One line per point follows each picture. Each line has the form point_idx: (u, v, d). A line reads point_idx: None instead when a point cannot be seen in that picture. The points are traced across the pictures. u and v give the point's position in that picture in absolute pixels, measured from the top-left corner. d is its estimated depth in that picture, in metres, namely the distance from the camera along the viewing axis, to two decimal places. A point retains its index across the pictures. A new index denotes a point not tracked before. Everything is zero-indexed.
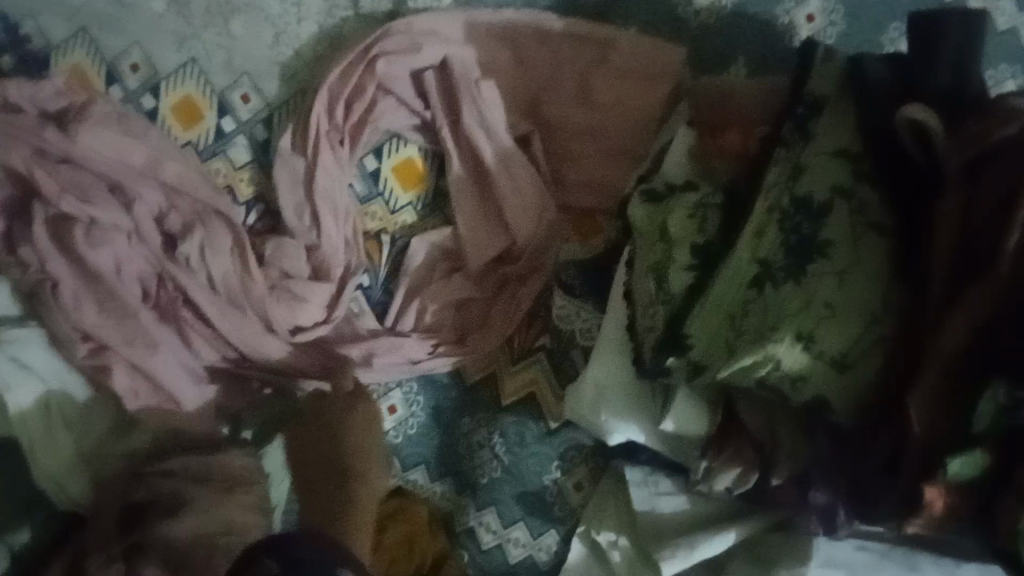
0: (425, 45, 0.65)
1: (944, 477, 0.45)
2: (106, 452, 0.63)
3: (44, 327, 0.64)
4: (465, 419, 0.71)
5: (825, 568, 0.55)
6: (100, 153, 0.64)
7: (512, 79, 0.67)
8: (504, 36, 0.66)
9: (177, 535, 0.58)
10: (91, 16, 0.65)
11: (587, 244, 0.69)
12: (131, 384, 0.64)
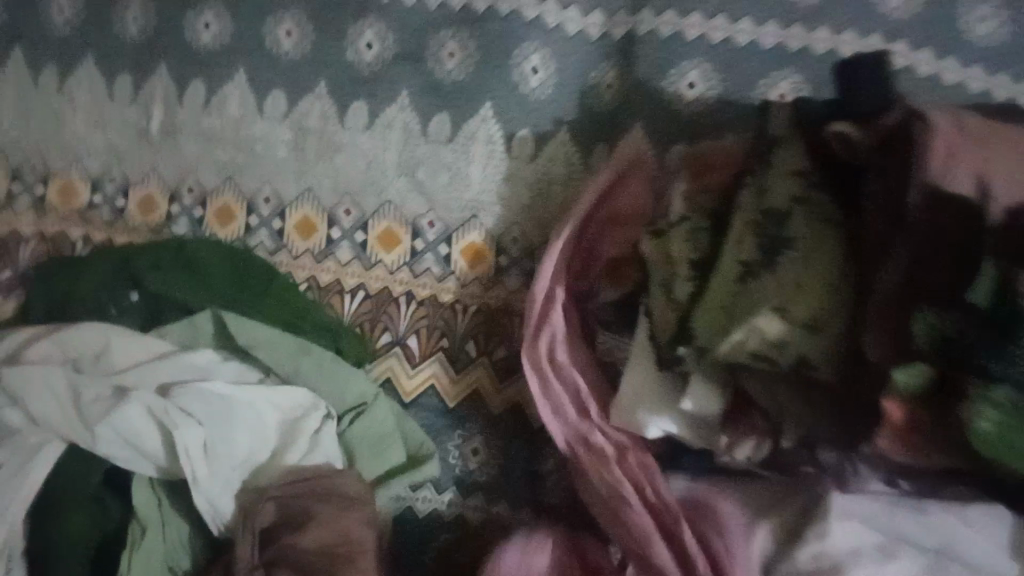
0: (469, 167, 0.88)
1: (902, 391, 0.56)
2: (258, 481, 0.78)
3: (254, 421, 0.79)
4: (540, 454, 0.84)
5: (845, 519, 0.67)
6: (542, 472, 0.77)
7: (536, 196, 0.88)
8: (536, 166, 0.88)
9: (305, 545, 0.72)
10: (235, 168, 0.92)
11: (619, 284, 0.82)
12: (301, 474, 0.77)
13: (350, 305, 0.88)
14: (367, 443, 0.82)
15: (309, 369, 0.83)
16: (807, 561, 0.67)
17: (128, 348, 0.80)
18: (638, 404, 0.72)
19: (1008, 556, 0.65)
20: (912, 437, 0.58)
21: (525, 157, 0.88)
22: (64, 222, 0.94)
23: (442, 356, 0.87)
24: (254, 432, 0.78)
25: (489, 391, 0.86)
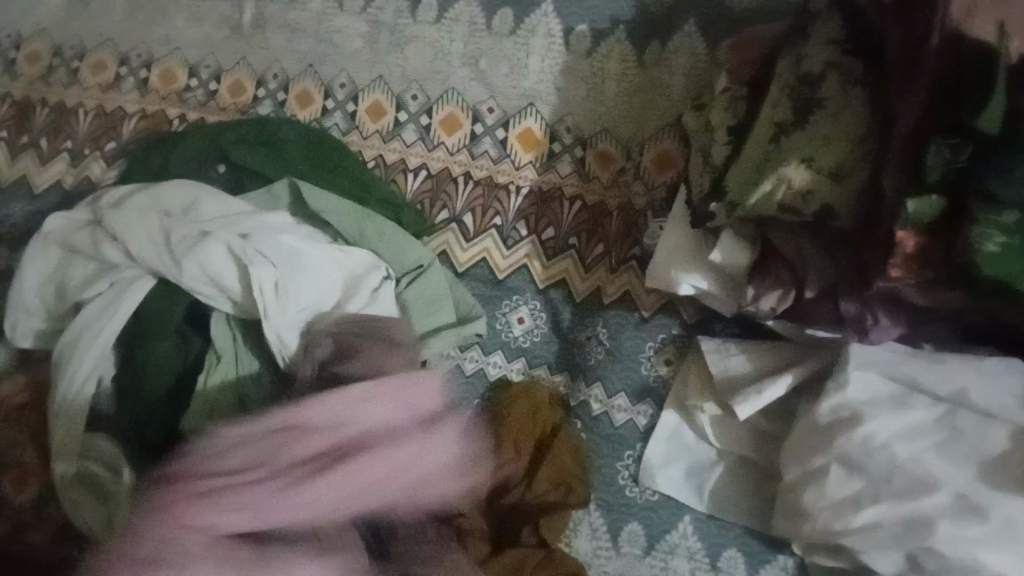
0: (529, 61, 0.96)
1: (906, 216, 0.60)
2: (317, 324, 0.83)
3: (320, 270, 0.86)
4: (579, 325, 0.89)
5: (861, 368, 0.70)
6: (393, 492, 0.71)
7: (590, 89, 0.95)
8: (591, 60, 0.96)
9: (353, 373, 0.79)
10: (316, 57, 1.00)
11: (665, 171, 0.92)
12: (354, 318, 0.83)
13: (413, 182, 0.95)
14: (424, 301, 0.89)
15: (372, 230, 0.90)
16: (829, 412, 0.70)
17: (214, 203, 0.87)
18: (671, 264, 0.77)
19: (1022, 404, 0.66)
20: (920, 264, 0.61)
21: (581, 53, 0.96)
22: (163, 102, 1.02)
23: (494, 232, 0.93)
24: (320, 280, 0.85)
25: (536, 265, 0.92)
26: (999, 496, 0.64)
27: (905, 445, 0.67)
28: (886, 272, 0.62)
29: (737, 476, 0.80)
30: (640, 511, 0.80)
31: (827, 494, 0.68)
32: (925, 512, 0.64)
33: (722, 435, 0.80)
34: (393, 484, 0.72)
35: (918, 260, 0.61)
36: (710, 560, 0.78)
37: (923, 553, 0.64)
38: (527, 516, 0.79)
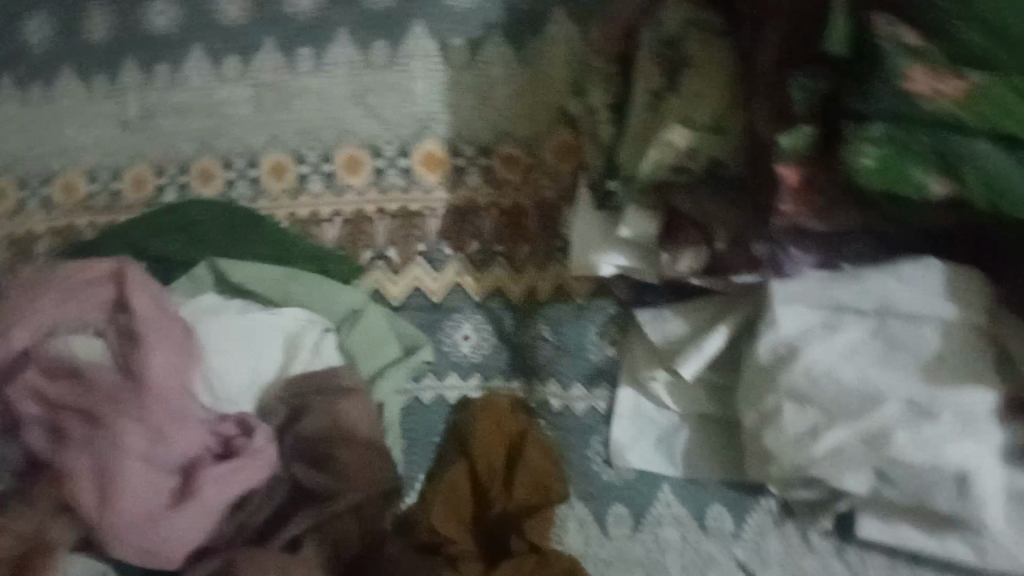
0: (413, 85, 0.97)
1: (784, 152, 0.62)
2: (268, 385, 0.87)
3: (258, 337, 0.87)
4: (522, 327, 0.90)
5: (788, 304, 0.70)
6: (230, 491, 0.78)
7: (479, 98, 0.97)
8: (472, 69, 0.97)
9: (308, 429, 0.83)
10: (208, 133, 1.01)
11: (566, 161, 0.93)
12: (301, 374, 0.86)
13: (330, 229, 0.96)
14: (366, 344, 0.89)
15: (301, 286, 0.91)
16: (768, 353, 0.70)
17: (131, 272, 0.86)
18: (588, 249, 0.78)
19: (944, 298, 0.67)
20: (807, 194, 0.64)
21: (462, 66, 0.97)
22: (71, 215, 1.01)
23: (420, 259, 0.94)
24: (260, 347, 0.87)
25: (469, 281, 0.93)
26: (942, 392, 0.66)
27: (846, 366, 0.68)
28: (777, 209, 0.64)
29: (703, 434, 0.82)
30: (622, 492, 0.82)
31: (785, 432, 0.69)
32: (879, 424, 0.66)
33: (679, 399, 0.81)
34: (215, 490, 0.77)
35: (803, 190, 0.64)
36: (698, 522, 0.79)
37: (887, 465, 0.66)
38: (513, 525, 0.80)
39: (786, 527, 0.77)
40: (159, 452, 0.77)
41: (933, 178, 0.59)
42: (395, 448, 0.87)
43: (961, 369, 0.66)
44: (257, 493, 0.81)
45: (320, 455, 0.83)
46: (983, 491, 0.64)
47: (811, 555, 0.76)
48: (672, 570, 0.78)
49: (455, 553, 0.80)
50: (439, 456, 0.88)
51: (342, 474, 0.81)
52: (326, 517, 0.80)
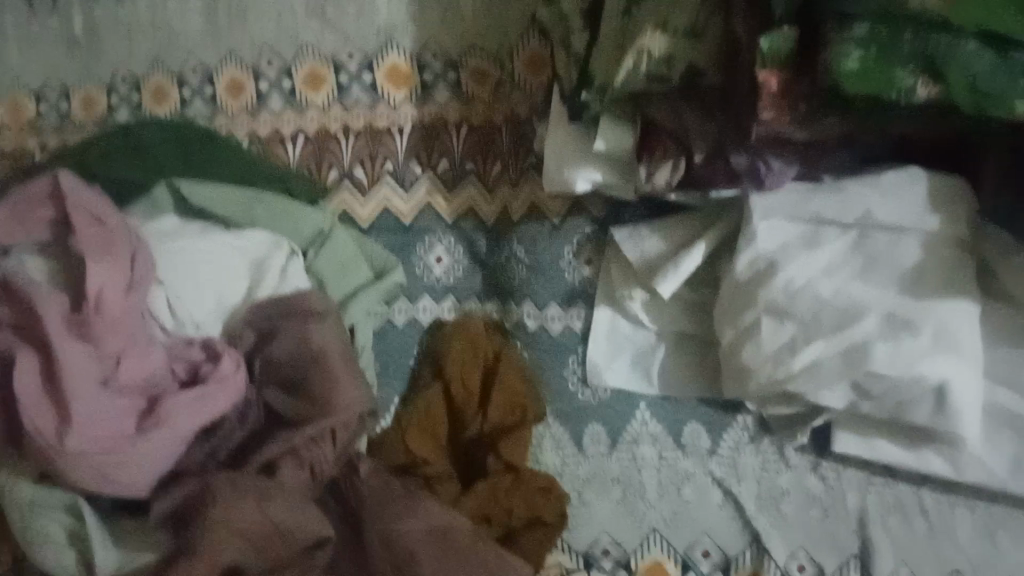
0: None
1: (764, 55, 0.59)
2: (234, 308, 0.85)
3: (222, 259, 0.85)
4: (497, 249, 0.87)
5: (766, 218, 0.68)
6: (192, 419, 0.76)
7: (444, 9, 0.92)
8: None
9: (277, 353, 0.82)
10: (159, 48, 0.96)
11: (536, 74, 0.90)
12: (274, 293, 0.85)
13: (292, 148, 0.92)
14: (336, 267, 0.87)
15: (266, 208, 0.88)
16: (746, 269, 0.69)
17: (82, 196, 0.82)
18: (562, 165, 0.75)
19: (925, 210, 0.66)
20: (789, 101, 0.61)
21: None
22: (19, 136, 0.96)
23: (389, 178, 0.90)
24: (225, 269, 0.85)
25: (440, 201, 0.90)
26: (923, 304, 0.64)
27: (825, 281, 0.66)
28: (759, 117, 0.61)
29: (679, 352, 0.81)
30: (598, 411, 0.81)
31: (762, 347, 0.68)
32: (859, 339, 0.65)
33: (656, 317, 0.80)
34: (179, 418, 0.75)
35: (784, 97, 0.60)
36: (674, 439, 0.79)
37: (865, 379, 0.65)
38: (488, 445, 0.81)
39: (761, 442, 0.77)
40: (115, 375, 0.76)
41: (917, 79, 0.57)
42: (369, 371, 0.85)
43: (941, 281, 0.65)
44: (229, 417, 0.80)
45: (291, 379, 0.81)
46: (961, 404, 0.64)
47: (787, 471, 0.76)
48: (647, 487, 0.78)
49: (430, 473, 0.81)
50: (414, 379, 0.87)
51: (315, 398, 0.80)
52: (301, 443, 0.79)
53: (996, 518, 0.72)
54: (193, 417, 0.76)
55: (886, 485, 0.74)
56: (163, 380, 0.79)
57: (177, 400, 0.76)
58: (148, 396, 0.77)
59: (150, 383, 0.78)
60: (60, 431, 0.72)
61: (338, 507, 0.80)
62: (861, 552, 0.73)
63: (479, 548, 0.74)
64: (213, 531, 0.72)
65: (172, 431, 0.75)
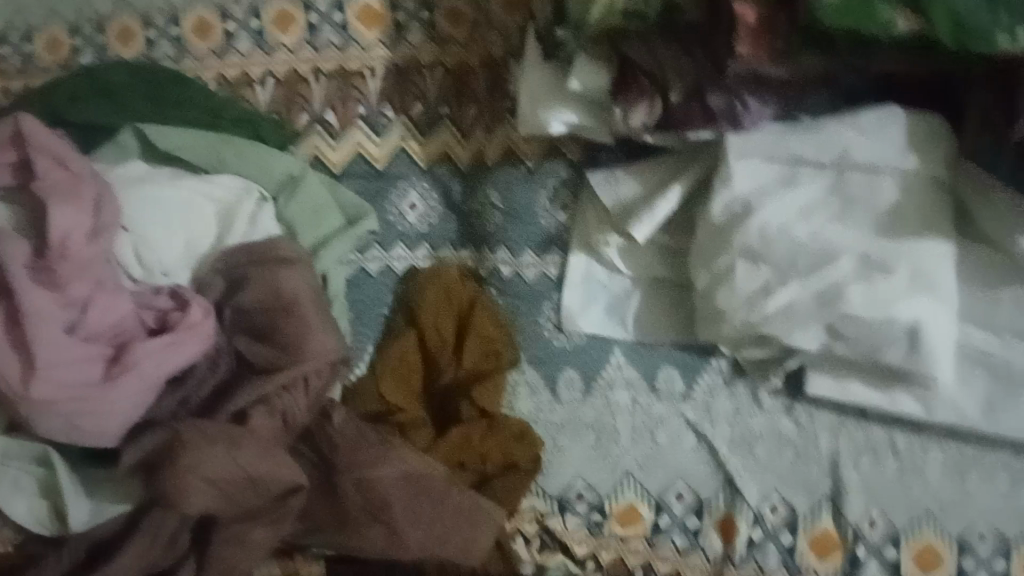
0: None
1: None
2: (203, 254, 0.84)
3: (192, 205, 0.83)
4: (472, 195, 0.86)
5: (743, 159, 0.67)
6: (162, 366, 0.75)
7: None
8: None
9: (248, 301, 0.81)
10: None
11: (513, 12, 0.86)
12: (244, 239, 0.84)
13: (263, 92, 0.90)
14: (307, 214, 0.85)
15: (235, 153, 0.85)
16: (722, 212, 0.68)
17: (43, 138, 0.79)
18: (537, 106, 0.73)
19: (904, 151, 0.64)
20: (764, 36, 0.61)
21: None
22: None
23: (361, 123, 0.89)
24: (194, 213, 0.83)
25: (414, 146, 0.88)
26: (897, 245, 0.64)
27: (801, 223, 0.66)
28: (734, 53, 0.61)
29: (655, 298, 0.80)
30: (573, 356, 0.81)
31: (737, 290, 0.67)
32: (832, 280, 0.65)
33: (631, 262, 0.80)
34: (147, 366, 0.74)
35: (760, 31, 0.61)
36: (648, 384, 0.79)
37: (839, 321, 0.65)
38: (461, 393, 0.81)
39: (736, 387, 0.78)
40: (82, 322, 0.74)
41: (899, 13, 0.56)
42: (341, 318, 0.84)
43: (919, 222, 0.64)
44: (199, 366, 0.80)
45: (261, 328, 0.80)
46: (933, 345, 0.63)
47: (760, 415, 0.77)
48: (622, 432, 0.79)
49: (402, 421, 0.80)
50: (388, 327, 0.86)
51: (286, 346, 0.79)
52: (272, 391, 0.78)
53: (966, 458, 0.73)
54: (162, 365, 0.75)
55: (859, 428, 0.75)
56: (132, 328, 0.77)
57: (145, 347, 0.74)
58: (117, 344, 0.76)
59: (118, 330, 0.76)
60: (24, 375, 0.71)
61: (312, 455, 0.79)
62: (832, 493, 0.74)
63: (454, 493, 0.76)
64: (182, 478, 0.72)
65: (142, 379, 0.74)
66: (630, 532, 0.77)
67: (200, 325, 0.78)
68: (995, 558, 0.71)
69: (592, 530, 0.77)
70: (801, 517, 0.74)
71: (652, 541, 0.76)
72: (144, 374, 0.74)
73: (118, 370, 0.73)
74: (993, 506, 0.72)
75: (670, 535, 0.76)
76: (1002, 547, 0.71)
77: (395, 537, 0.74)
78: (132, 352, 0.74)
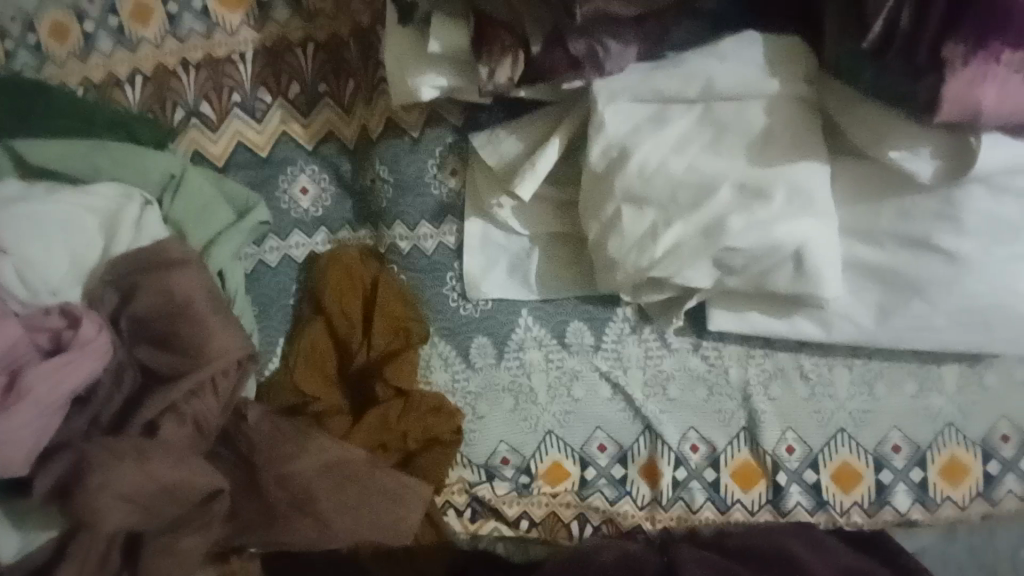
0: None
1: None
2: (88, 266, 0.80)
3: (75, 216, 0.79)
4: (361, 172, 0.85)
5: (612, 104, 0.66)
6: (61, 384, 0.70)
7: None
8: None
9: (141, 310, 0.77)
10: None
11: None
12: (131, 246, 0.80)
13: (132, 93, 0.87)
14: (194, 212, 0.83)
15: (111, 157, 0.82)
16: (600, 158, 0.67)
17: None
18: (405, 71, 0.72)
19: (765, 73, 0.64)
20: None
21: None
22: None
23: (237, 111, 0.86)
24: (77, 225, 0.79)
25: (296, 128, 0.86)
26: (773, 170, 0.64)
27: (676, 159, 0.65)
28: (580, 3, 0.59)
29: (555, 253, 0.80)
30: (481, 324, 0.80)
31: (626, 237, 0.67)
32: (715, 214, 0.64)
33: (525, 221, 0.79)
34: (45, 386, 0.69)
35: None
36: (558, 339, 0.79)
37: (725, 254, 0.65)
38: (374, 375, 0.79)
39: (643, 331, 0.78)
40: None
41: None
42: (245, 316, 0.83)
43: (789, 142, 0.64)
44: (103, 382, 0.75)
45: (160, 335, 0.77)
46: (820, 265, 0.64)
47: (670, 355, 0.77)
48: (539, 391, 0.78)
49: (319, 410, 0.79)
50: (296, 317, 0.84)
51: (188, 350, 0.76)
52: (179, 397, 0.75)
53: (872, 371, 0.74)
54: (61, 385, 0.70)
55: (766, 356, 0.75)
56: (22, 353, 0.71)
57: (43, 368, 0.70)
58: (11, 371, 0.70)
59: (10, 355, 0.71)
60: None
61: (234, 458, 0.78)
62: (749, 423, 0.75)
63: (376, 475, 0.75)
64: (96, 497, 0.68)
65: (42, 400, 0.69)
66: (558, 489, 0.77)
67: (95, 343, 0.73)
68: (913, 468, 0.73)
69: (520, 492, 0.78)
70: (721, 452, 0.75)
71: (582, 494, 0.77)
72: (43, 395, 0.69)
73: (14, 396, 0.68)
74: (905, 412, 0.73)
75: (598, 487, 0.77)
76: (918, 456, 0.73)
77: (322, 527, 0.73)
78: (29, 372, 0.69)
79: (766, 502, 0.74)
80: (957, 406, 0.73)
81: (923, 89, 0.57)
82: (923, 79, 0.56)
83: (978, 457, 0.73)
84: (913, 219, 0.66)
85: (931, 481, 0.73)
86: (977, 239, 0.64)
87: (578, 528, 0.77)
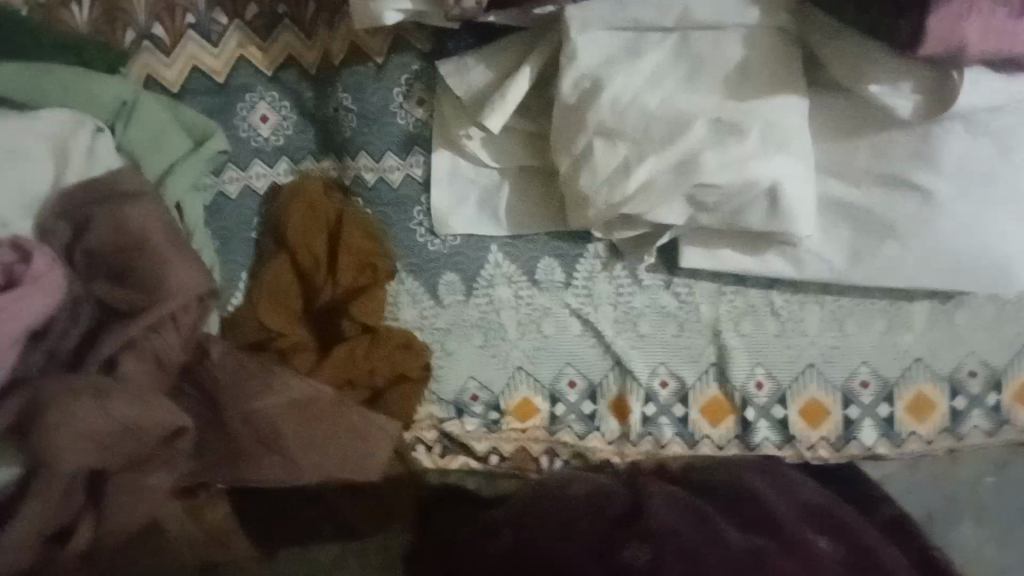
0: None
1: None
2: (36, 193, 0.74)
3: (20, 141, 0.73)
4: (324, 100, 0.81)
5: (585, 31, 0.63)
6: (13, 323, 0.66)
7: None
8: None
9: (96, 243, 0.73)
10: None
11: None
12: (84, 177, 0.76)
13: (79, 12, 0.81)
14: (148, 139, 0.79)
15: (58, 80, 0.77)
16: (572, 90, 0.64)
17: None
18: None
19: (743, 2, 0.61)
20: None
21: None
22: None
23: (192, 33, 0.82)
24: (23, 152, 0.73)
25: (255, 52, 0.82)
26: (748, 105, 0.62)
27: (652, 92, 0.63)
28: None
29: (525, 186, 0.78)
30: (450, 260, 0.78)
31: (598, 171, 0.65)
32: (690, 149, 0.62)
33: (494, 153, 0.76)
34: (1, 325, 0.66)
35: None
36: (528, 276, 0.78)
37: (698, 190, 0.63)
38: (341, 310, 0.78)
39: (614, 268, 0.77)
40: None
41: None
42: (205, 250, 0.80)
43: (762, 81, 0.62)
44: (59, 317, 0.71)
45: (116, 269, 0.74)
46: (793, 201, 0.63)
47: (642, 292, 0.76)
48: (508, 328, 0.77)
49: (285, 346, 0.77)
50: (258, 249, 0.83)
51: (147, 285, 0.73)
52: (138, 333, 0.72)
53: (844, 308, 0.74)
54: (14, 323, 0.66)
55: (736, 294, 0.75)
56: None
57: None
58: None
59: None
60: None
61: (195, 395, 0.75)
62: (718, 360, 0.75)
63: (344, 412, 0.74)
64: (53, 436, 0.64)
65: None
66: (529, 425, 0.77)
67: (48, 282, 0.69)
68: (879, 404, 0.74)
69: (489, 427, 0.77)
70: (690, 388, 0.75)
71: (552, 428, 0.77)
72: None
73: None
74: (873, 350, 0.74)
75: (568, 423, 0.76)
76: (885, 391, 0.74)
77: (291, 466, 0.71)
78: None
79: (734, 437, 0.75)
80: (925, 344, 0.73)
81: (905, 24, 0.53)
82: (904, 17, 0.53)
83: (946, 393, 0.74)
84: (893, 156, 0.64)
85: (897, 417, 0.74)
86: (954, 181, 0.63)
87: (548, 462, 0.77)
